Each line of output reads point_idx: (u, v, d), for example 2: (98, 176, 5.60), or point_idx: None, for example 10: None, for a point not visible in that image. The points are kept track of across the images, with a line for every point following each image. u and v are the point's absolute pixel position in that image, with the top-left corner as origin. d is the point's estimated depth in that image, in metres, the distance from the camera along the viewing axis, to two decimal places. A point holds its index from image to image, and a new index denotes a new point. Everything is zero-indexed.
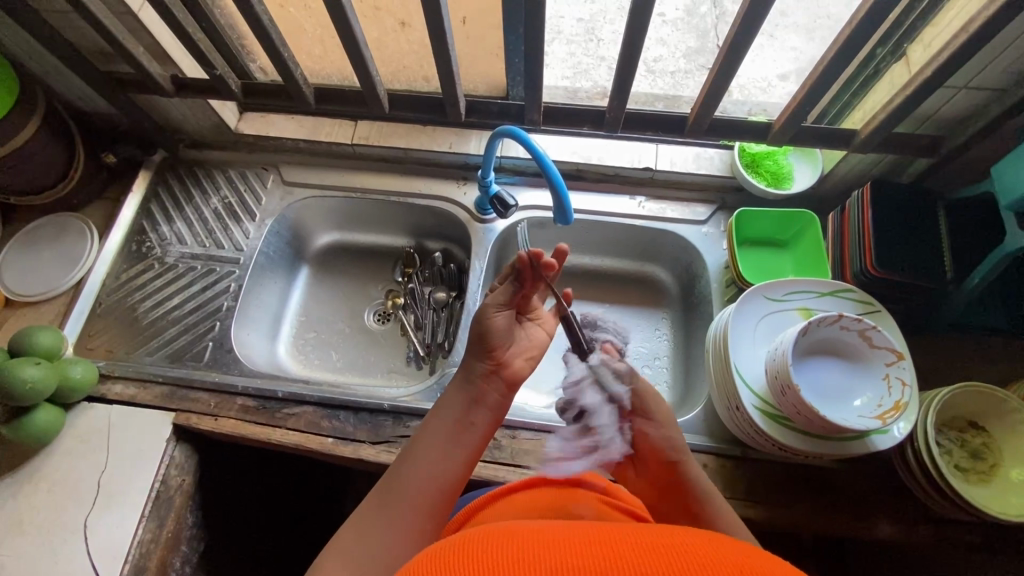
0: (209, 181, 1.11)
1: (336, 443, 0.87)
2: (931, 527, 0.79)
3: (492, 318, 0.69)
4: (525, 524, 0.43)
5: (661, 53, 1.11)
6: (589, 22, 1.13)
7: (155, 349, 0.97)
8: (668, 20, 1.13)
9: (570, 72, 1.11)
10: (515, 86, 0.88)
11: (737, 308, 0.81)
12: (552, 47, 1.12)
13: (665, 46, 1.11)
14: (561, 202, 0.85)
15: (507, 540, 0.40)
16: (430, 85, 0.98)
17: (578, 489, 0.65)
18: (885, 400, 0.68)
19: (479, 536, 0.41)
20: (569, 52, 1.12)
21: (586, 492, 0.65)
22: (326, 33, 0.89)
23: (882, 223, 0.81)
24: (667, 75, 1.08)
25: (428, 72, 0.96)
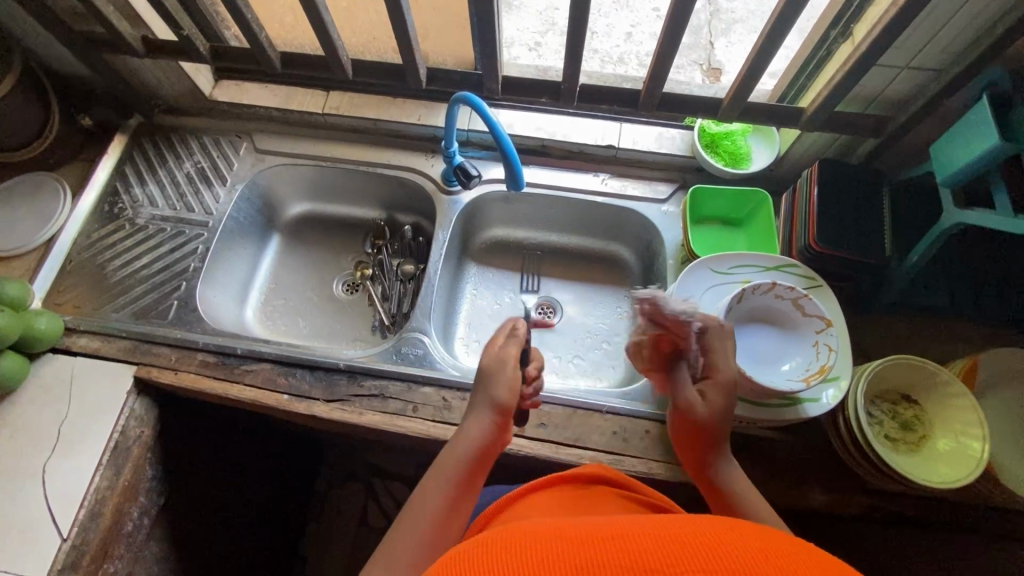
0: (183, 147, 1.13)
1: (291, 400, 0.89)
2: (863, 497, 0.81)
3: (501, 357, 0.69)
4: (542, 524, 0.44)
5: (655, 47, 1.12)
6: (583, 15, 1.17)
7: (121, 306, 0.99)
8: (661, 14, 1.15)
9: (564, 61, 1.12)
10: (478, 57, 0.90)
11: (682, 278, 0.83)
12: (546, 38, 1.14)
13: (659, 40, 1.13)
14: (514, 170, 0.88)
15: (529, 540, 0.41)
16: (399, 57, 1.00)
17: (595, 487, 0.69)
18: (813, 365, 0.71)
19: (498, 537, 0.42)
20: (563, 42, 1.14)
21: (603, 492, 0.68)
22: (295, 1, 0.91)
23: (826, 200, 0.83)
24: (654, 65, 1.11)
25: None
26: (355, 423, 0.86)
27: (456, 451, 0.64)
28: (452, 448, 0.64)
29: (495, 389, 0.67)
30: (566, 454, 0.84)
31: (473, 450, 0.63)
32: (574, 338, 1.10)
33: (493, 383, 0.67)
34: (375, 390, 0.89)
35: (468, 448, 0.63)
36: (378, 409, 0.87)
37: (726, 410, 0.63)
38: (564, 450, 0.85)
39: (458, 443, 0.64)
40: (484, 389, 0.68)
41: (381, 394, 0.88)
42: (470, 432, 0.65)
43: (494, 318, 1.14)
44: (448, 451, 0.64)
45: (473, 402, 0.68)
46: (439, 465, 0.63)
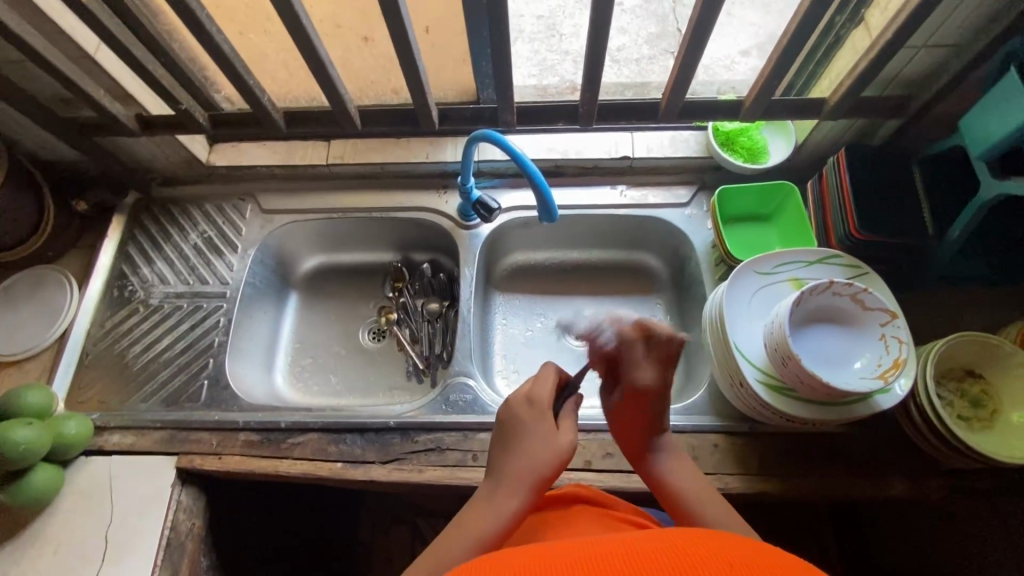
0: (185, 218, 1.09)
1: (345, 467, 0.85)
2: (944, 480, 0.80)
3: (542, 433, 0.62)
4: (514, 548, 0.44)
5: (624, 42, 1.07)
6: (549, 18, 1.07)
7: (149, 394, 0.95)
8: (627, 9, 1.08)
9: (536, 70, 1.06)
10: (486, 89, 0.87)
11: (730, 284, 0.82)
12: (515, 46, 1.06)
13: (626, 35, 1.07)
14: (544, 199, 0.85)
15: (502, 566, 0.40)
16: (400, 97, 0.97)
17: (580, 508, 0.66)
18: (884, 359, 0.69)
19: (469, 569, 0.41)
20: (533, 49, 1.06)
21: (579, 508, 0.66)
22: (291, 56, 0.88)
23: (862, 185, 0.82)
24: (632, 63, 1.05)
25: (397, 85, 0.95)
26: (417, 482, 0.83)
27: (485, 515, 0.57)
28: (478, 511, 0.58)
29: (532, 458, 0.60)
30: (638, 482, 0.82)
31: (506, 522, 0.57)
32: None
33: (532, 451, 0.61)
34: (431, 444, 0.86)
35: (502, 519, 0.57)
36: (438, 463, 0.84)
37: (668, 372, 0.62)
38: (635, 478, 0.83)
39: (489, 508, 0.58)
40: (517, 455, 0.61)
41: (438, 447, 0.86)
42: (502, 503, 0.58)
43: (528, 345, 1.12)
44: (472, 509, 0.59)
45: (503, 473, 0.60)
46: (452, 537, 0.56)
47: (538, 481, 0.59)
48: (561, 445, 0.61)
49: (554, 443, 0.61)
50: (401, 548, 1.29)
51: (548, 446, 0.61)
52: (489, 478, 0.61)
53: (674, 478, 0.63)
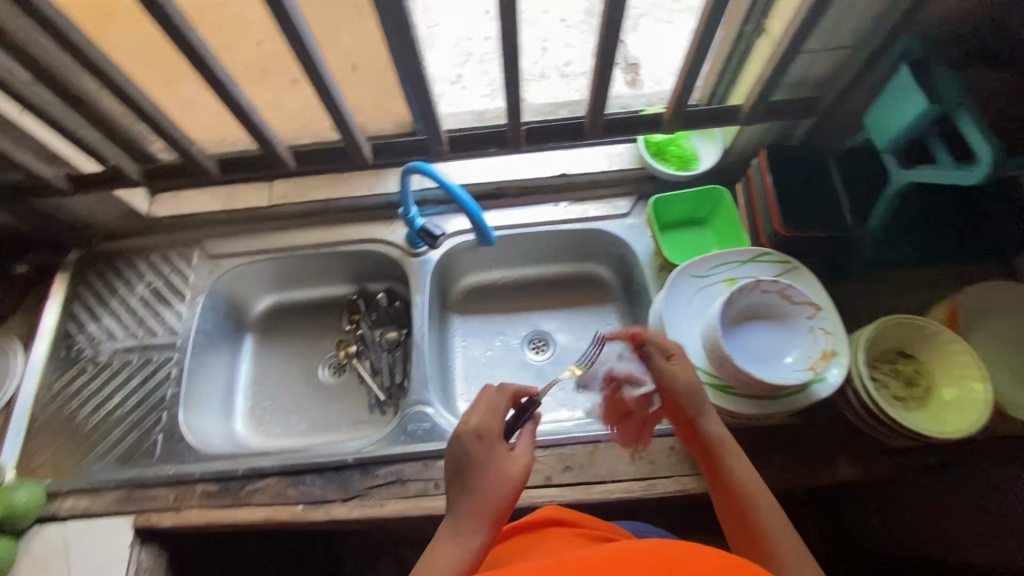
0: (131, 270, 1.07)
1: (306, 509, 0.85)
2: (888, 460, 0.82)
3: (499, 459, 0.64)
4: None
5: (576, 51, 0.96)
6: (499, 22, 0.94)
7: (103, 454, 0.93)
8: None
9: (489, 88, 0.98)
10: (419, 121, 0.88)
11: (667, 290, 0.84)
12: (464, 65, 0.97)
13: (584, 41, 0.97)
14: (480, 226, 0.89)
15: None
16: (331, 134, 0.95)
17: (552, 529, 0.68)
18: (813, 351, 0.72)
19: None
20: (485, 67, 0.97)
21: (549, 530, 0.68)
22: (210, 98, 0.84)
23: (783, 185, 0.86)
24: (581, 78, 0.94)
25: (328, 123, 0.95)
26: (380, 516, 0.83)
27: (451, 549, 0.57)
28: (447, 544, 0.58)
29: (490, 487, 0.61)
30: (598, 493, 0.83)
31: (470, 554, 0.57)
32: (573, 365, 1.12)
33: (489, 481, 0.62)
34: (391, 476, 0.86)
35: (467, 554, 0.57)
36: (399, 495, 0.85)
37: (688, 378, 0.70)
38: (595, 488, 0.84)
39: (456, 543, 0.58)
40: (475, 486, 0.61)
41: (398, 478, 0.86)
42: (464, 539, 0.58)
43: (489, 365, 1.13)
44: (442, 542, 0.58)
45: (462, 506, 0.61)
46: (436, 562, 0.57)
47: (496, 512, 0.60)
48: (515, 470, 0.63)
49: (509, 471, 0.63)
50: None
51: (503, 474, 0.63)
52: (454, 506, 0.61)
53: (734, 477, 0.64)
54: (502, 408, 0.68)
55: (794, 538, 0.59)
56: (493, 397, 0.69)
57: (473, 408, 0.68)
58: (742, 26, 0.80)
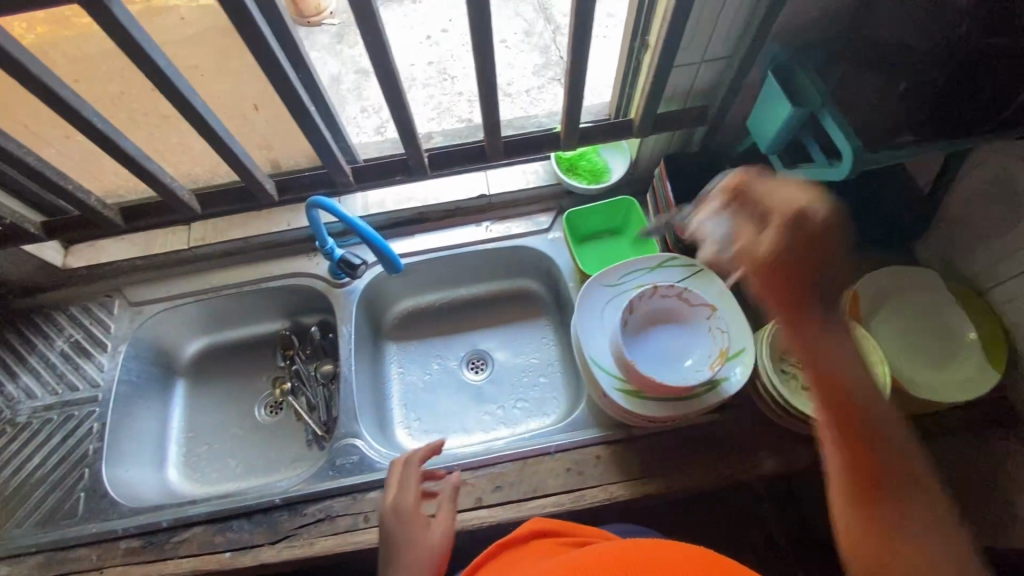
0: (49, 325, 1.05)
1: (234, 555, 0.83)
2: (805, 450, 0.85)
3: (417, 529, 0.71)
4: None
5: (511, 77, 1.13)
6: (439, 63, 1.16)
7: (22, 518, 0.90)
8: (511, 44, 1.16)
9: (434, 113, 1.12)
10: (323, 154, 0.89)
11: (580, 302, 0.86)
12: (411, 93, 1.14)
13: (514, 69, 1.14)
14: (385, 254, 0.91)
15: None
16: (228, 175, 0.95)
17: (539, 545, 0.62)
18: (713, 351, 0.74)
19: None
20: (429, 94, 1.14)
21: (536, 545, 0.63)
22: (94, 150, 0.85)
23: (681, 191, 0.89)
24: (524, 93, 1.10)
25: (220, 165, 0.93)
26: (309, 556, 0.82)
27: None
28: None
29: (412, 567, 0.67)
30: (528, 510, 0.83)
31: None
32: (510, 382, 1.12)
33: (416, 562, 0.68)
34: (320, 513, 0.85)
35: None
36: (329, 532, 0.84)
37: (803, 206, 0.46)
38: (525, 505, 0.84)
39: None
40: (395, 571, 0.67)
41: (327, 515, 0.85)
42: None
43: (427, 389, 1.13)
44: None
45: None
46: None
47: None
48: (436, 533, 0.71)
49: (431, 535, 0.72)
50: None
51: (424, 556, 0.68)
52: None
53: (778, 296, 0.46)
54: (415, 481, 0.76)
55: (916, 470, 0.46)
56: (405, 473, 0.77)
57: (392, 490, 0.75)
58: (628, 43, 0.83)
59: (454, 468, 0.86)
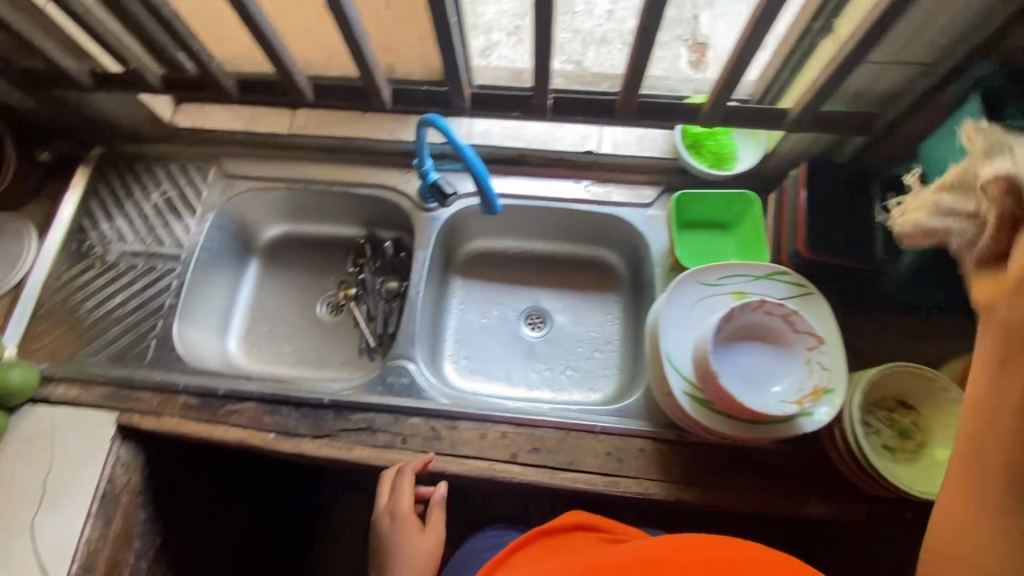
0: (148, 177, 1.08)
1: (277, 438, 0.87)
2: (861, 505, 0.80)
3: (417, 543, 0.77)
4: None
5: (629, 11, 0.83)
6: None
7: (98, 349, 0.96)
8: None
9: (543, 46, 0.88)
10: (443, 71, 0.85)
11: (671, 292, 0.81)
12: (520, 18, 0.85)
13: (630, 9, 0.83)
14: (485, 193, 0.85)
15: None
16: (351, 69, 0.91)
17: (577, 537, 0.68)
18: (805, 385, 0.68)
19: None
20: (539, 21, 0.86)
21: (576, 536, 0.69)
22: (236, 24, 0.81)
23: (816, 202, 0.80)
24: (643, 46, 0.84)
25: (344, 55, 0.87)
26: (345, 459, 0.85)
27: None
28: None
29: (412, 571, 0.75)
30: (560, 479, 0.83)
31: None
32: (564, 348, 1.10)
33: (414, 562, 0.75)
34: (363, 423, 0.87)
35: None
36: (367, 443, 0.86)
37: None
38: (558, 474, 0.83)
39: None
40: (392, 574, 0.75)
41: (369, 427, 0.87)
42: None
43: (482, 331, 1.12)
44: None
45: None
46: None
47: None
48: (428, 547, 0.77)
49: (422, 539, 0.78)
50: (354, 511, 1.33)
51: (420, 555, 0.76)
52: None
53: None
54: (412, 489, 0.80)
55: None
56: (395, 481, 0.81)
57: (385, 493, 0.81)
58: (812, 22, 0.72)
59: (497, 419, 0.86)
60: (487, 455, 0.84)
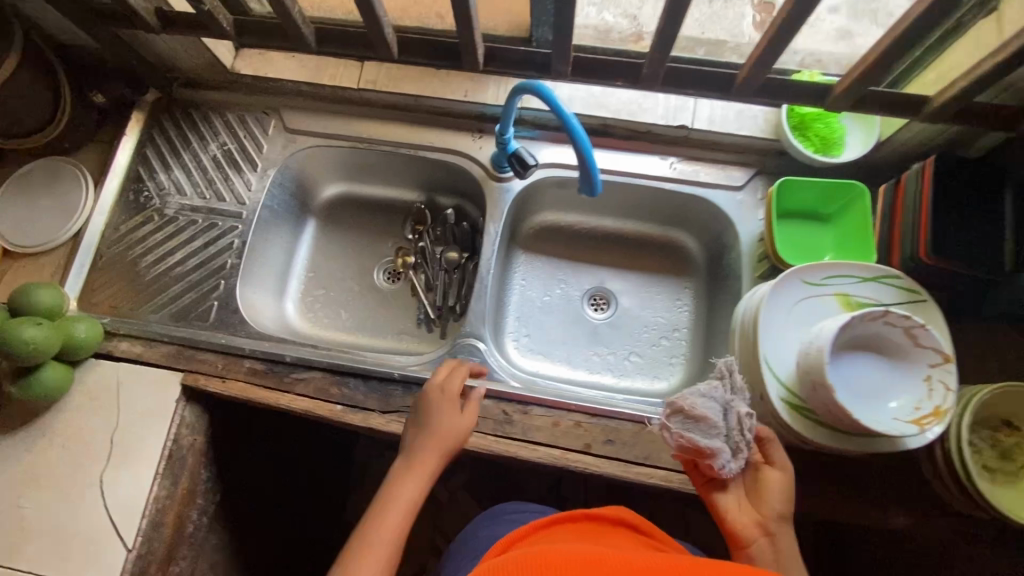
0: (206, 126, 1.03)
1: (344, 410, 0.85)
2: (948, 522, 0.77)
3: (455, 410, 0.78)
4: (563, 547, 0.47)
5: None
6: None
7: (160, 307, 0.94)
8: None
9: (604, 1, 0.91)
10: (540, 28, 0.78)
11: (771, 293, 0.76)
12: None
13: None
14: (588, 170, 0.77)
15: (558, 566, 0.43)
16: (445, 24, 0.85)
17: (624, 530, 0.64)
18: (924, 404, 0.64)
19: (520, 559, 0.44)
20: None
21: (620, 530, 0.64)
22: None
23: (942, 204, 0.73)
24: (704, 4, 0.91)
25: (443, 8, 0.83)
26: None
27: (395, 517, 0.68)
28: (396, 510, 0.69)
29: (444, 431, 0.76)
30: (635, 474, 0.80)
31: (407, 520, 0.69)
32: (629, 332, 1.06)
33: (446, 433, 0.76)
34: None
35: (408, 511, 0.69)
36: None
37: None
38: (634, 468, 0.80)
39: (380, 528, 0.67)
40: (425, 427, 0.76)
41: None
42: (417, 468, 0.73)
43: (544, 309, 1.08)
44: (375, 518, 0.68)
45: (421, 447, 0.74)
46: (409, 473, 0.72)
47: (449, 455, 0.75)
48: (462, 421, 0.78)
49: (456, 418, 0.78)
50: None
51: (453, 430, 0.76)
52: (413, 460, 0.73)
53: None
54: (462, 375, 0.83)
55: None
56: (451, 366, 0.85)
57: (441, 372, 0.83)
58: None
59: (572, 407, 0.83)
60: (560, 443, 0.82)
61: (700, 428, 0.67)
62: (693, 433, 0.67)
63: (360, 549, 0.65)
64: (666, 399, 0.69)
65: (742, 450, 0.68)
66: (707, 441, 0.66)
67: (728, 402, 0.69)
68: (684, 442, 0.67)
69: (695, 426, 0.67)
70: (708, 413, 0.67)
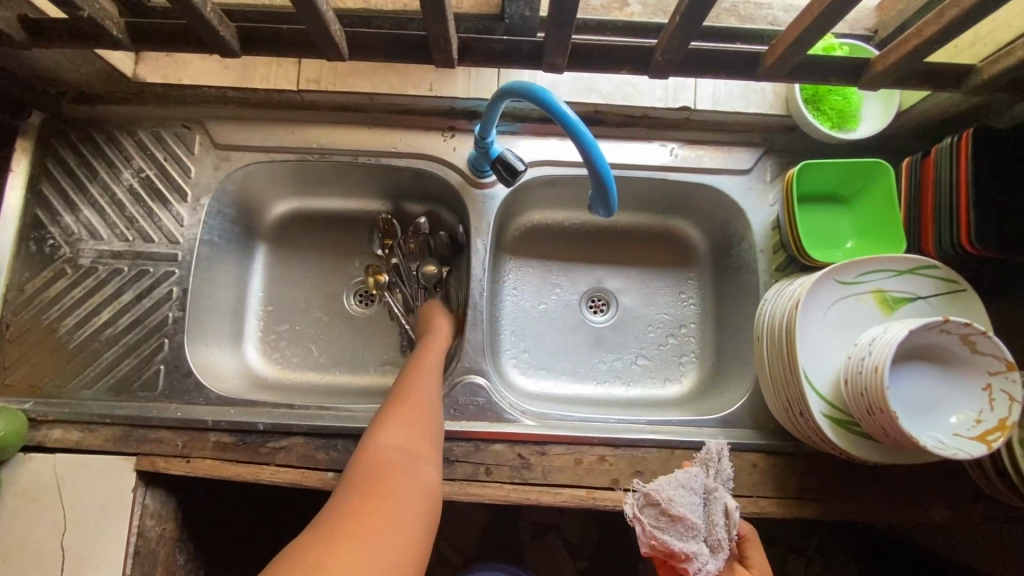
0: (114, 151, 0.84)
1: (338, 477, 0.74)
2: (984, 509, 0.75)
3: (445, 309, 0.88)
4: None
5: None
6: None
7: (94, 379, 0.79)
8: None
9: None
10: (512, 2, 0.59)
11: (808, 295, 0.68)
12: None
13: None
14: (603, 185, 0.65)
15: None
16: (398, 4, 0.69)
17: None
18: (985, 417, 0.58)
19: None
20: None
21: None
22: None
23: (983, 185, 0.67)
24: None
25: None
26: None
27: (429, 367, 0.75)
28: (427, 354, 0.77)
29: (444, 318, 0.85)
30: None
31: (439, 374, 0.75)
32: (634, 335, 0.97)
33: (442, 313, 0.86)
34: None
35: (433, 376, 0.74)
36: (445, 477, 0.74)
37: None
38: None
39: (418, 368, 0.75)
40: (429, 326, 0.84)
41: (444, 458, 0.74)
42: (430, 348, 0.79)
43: (541, 319, 0.98)
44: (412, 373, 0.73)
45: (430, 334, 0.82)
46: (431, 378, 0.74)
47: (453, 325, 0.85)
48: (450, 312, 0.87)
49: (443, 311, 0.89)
50: None
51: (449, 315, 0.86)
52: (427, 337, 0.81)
53: None
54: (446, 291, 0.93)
55: None
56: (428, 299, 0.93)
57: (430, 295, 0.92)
58: None
59: (594, 441, 0.75)
60: (586, 483, 0.74)
61: (674, 528, 0.65)
62: (667, 534, 0.65)
63: (406, 380, 0.72)
64: (641, 493, 0.68)
65: (722, 547, 0.66)
66: (682, 543, 0.65)
67: (709, 490, 0.68)
68: (657, 543, 0.65)
69: (670, 525, 0.66)
70: (684, 512, 0.65)
